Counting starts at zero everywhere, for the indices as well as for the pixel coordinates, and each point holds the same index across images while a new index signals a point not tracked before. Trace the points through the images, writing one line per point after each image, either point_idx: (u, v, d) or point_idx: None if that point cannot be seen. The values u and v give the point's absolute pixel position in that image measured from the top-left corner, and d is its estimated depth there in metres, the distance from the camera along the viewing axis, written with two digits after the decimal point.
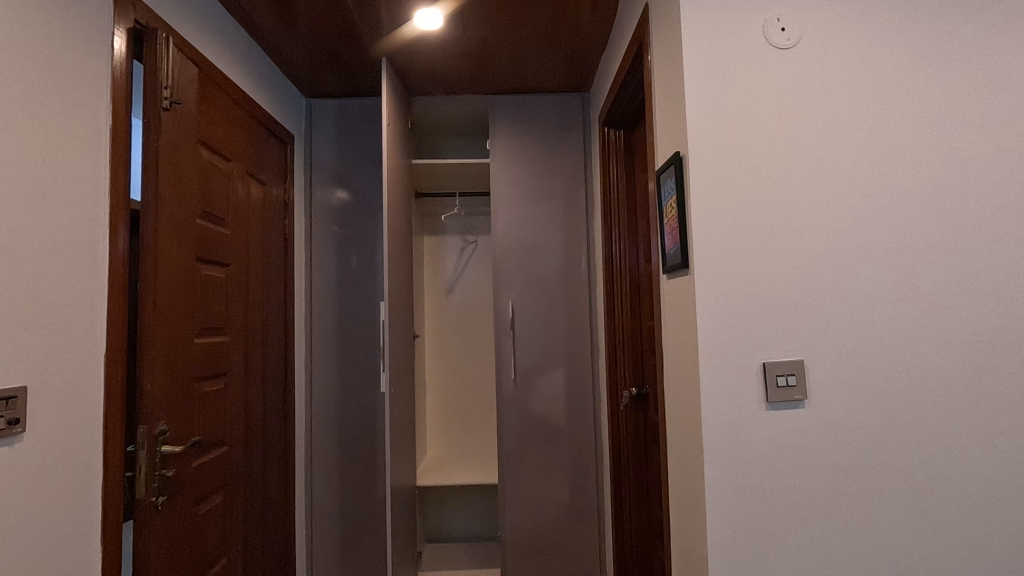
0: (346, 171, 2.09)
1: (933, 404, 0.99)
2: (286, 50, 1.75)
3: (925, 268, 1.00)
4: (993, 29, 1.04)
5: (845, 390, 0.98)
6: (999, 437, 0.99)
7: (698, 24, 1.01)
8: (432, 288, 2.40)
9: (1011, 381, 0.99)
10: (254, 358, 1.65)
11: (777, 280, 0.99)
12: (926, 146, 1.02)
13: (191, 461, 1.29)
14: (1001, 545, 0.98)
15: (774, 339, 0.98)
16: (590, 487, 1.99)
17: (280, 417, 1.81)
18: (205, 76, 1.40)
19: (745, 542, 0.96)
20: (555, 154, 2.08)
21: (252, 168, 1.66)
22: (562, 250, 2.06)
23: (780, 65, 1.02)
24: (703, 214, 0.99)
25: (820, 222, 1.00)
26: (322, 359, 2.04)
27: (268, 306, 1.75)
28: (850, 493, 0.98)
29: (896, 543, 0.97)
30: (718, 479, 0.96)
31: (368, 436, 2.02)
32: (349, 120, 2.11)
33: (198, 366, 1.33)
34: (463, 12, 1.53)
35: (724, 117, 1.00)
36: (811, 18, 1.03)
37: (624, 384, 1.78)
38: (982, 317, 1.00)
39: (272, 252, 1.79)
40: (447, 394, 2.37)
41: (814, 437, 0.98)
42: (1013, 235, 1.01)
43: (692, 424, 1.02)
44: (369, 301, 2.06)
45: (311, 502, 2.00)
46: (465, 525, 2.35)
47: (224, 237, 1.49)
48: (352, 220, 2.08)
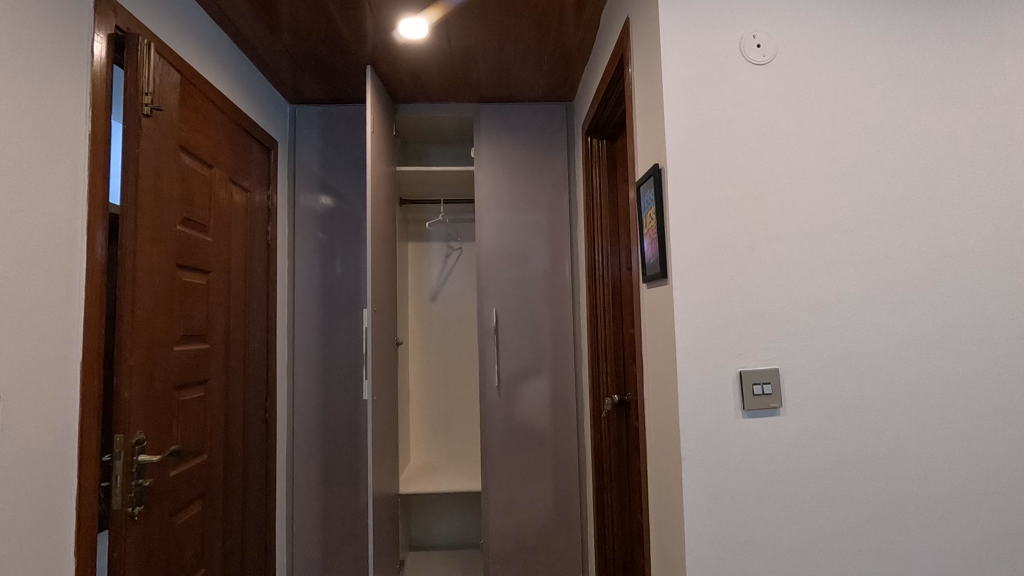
0: (331, 177, 2.09)
1: (904, 412, 1.02)
2: (271, 57, 1.74)
3: (896, 278, 1.03)
4: (959, 50, 1.07)
5: (820, 397, 1.01)
6: (965, 444, 1.02)
7: (676, 39, 1.04)
8: (416, 294, 2.40)
9: (977, 390, 1.02)
10: (235, 367, 1.63)
11: (754, 291, 1.01)
12: (896, 161, 1.05)
13: (168, 470, 1.27)
14: (967, 548, 1.01)
15: (750, 348, 1.00)
16: (573, 494, 2.00)
17: (261, 425, 1.80)
18: (187, 82, 1.40)
19: (721, 548, 0.98)
20: (539, 163, 2.10)
21: (235, 174, 1.65)
22: (546, 258, 2.07)
23: (756, 81, 1.04)
24: (681, 225, 1.01)
25: (794, 233, 1.02)
26: (305, 366, 2.03)
27: (250, 314, 1.74)
28: (824, 499, 1.00)
29: (868, 548, 1.00)
30: (696, 486, 0.98)
31: (351, 444, 2.01)
32: (334, 127, 2.11)
33: (178, 374, 1.32)
34: (447, 21, 1.55)
35: (701, 131, 1.02)
36: (786, 36, 1.06)
37: (607, 392, 1.80)
38: (949, 327, 1.03)
39: (255, 259, 1.78)
40: (430, 401, 2.37)
41: (788, 445, 1.00)
42: (979, 247, 1.04)
43: (670, 432, 1.04)
44: (352, 308, 2.05)
45: (292, 512, 1.98)
46: (448, 533, 2.34)
47: (205, 245, 1.48)
48: (336, 227, 2.08)
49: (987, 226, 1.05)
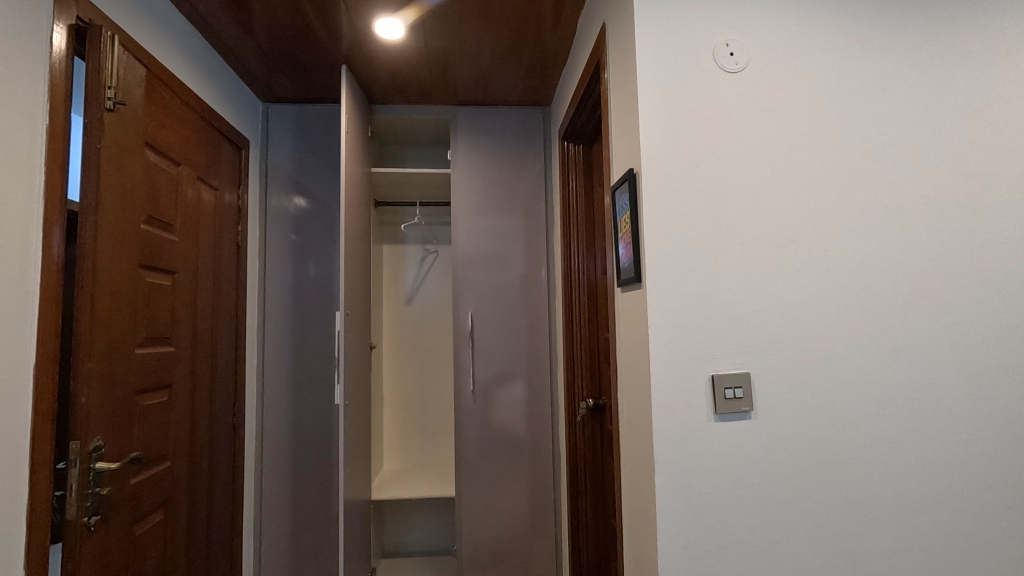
0: (304, 178, 2.05)
1: (870, 415, 1.04)
2: (243, 54, 1.71)
3: (863, 283, 1.05)
4: (925, 63, 1.10)
5: (789, 401, 1.02)
6: (929, 446, 1.04)
7: (652, 45, 1.04)
8: (391, 297, 2.37)
9: (940, 394, 1.05)
10: (202, 371, 1.59)
11: (725, 295, 1.02)
12: (863, 169, 1.07)
13: (128, 478, 1.23)
14: (931, 548, 1.03)
15: (722, 352, 1.01)
16: (548, 498, 1.99)
17: (229, 430, 1.75)
18: (153, 76, 1.36)
19: (693, 550, 0.98)
20: (516, 166, 2.10)
21: (204, 173, 1.61)
22: (522, 261, 2.07)
23: (729, 89, 1.06)
24: (654, 230, 1.01)
25: (766, 239, 1.04)
26: (276, 369, 1.98)
27: (218, 316, 1.69)
28: (793, 501, 1.01)
29: (835, 549, 1.01)
30: (668, 489, 0.98)
31: (322, 450, 1.97)
32: (308, 126, 2.07)
33: (140, 377, 1.28)
34: (424, 23, 1.54)
35: (675, 137, 1.03)
36: (758, 45, 1.07)
37: (582, 396, 1.80)
38: (913, 332, 1.06)
39: (224, 260, 1.74)
40: (404, 405, 2.33)
41: (759, 448, 1.01)
42: (943, 254, 1.07)
43: (644, 436, 1.04)
44: (325, 311, 2.01)
45: (260, 519, 1.93)
46: (421, 539, 2.31)
47: (171, 244, 1.43)
48: (309, 229, 2.04)
49: (950, 234, 1.08)
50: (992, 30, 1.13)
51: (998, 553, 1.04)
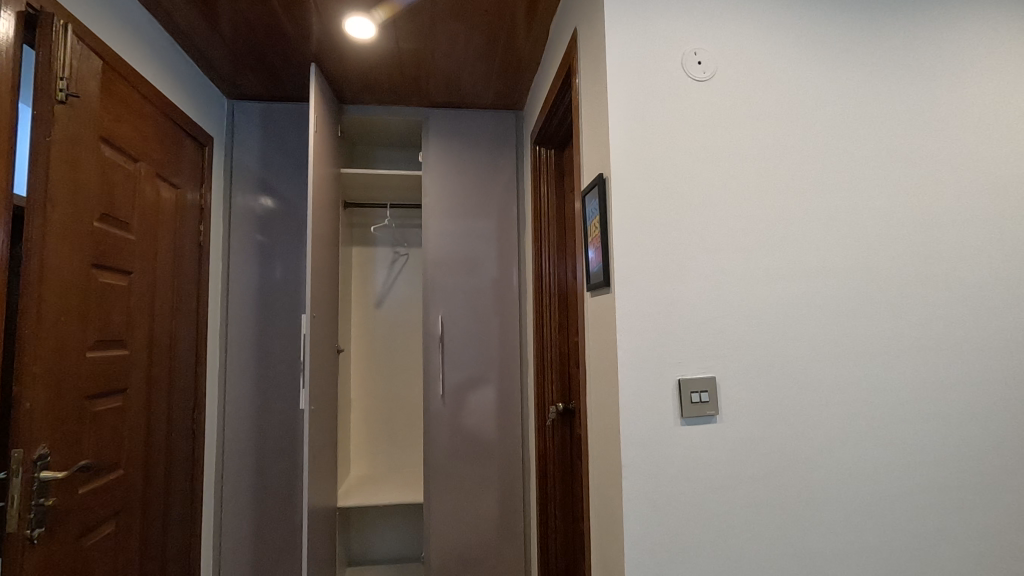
0: (271, 177, 2.00)
1: (831, 419, 1.06)
2: (208, 49, 1.66)
3: (825, 289, 1.08)
4: (883, 77, 1.14)
5: (753, 405, 1.04)
6: (886, 449, 1.07)
7: (621, 52, 1.05)
8: (360, 300, 2.33)
9: (897, 398, 1.08)
10: (159, 375, 1.53)
11: (692, 300, 1.03)
12: (825, 178, 1.10)
13: (77, 488, 1.17)
14: (889, 549, 1.05)
15: (689, 357, 1.02)
16: (517, 504, 1.98)
17: (189, 437, 1.69)
18: (109, 69, 1.30)
19: (659, 554, 0.99)
20: (488, 170, 2.09)
21: (163, 170, 1.55)
22: (494, 265, 2.06)
23: (696, 97, 1.07)
24: (623, 235, 1.02)
25: (732, 245, 1.06)
26: (239, 373, 1.93)
27: (178, 318, 1.63)
28: (757, 504, 1.02)
29: (797, 551, 1.03)
30: (635, 494, 0.98)
31: (287, 456, 1.92)
32: (275, 124, 2.03)
33: (91, 382, 1.22)
34: (395, 23, 1.52)
35: (645, 144, 1.04)
36: (724, 55, 1.09)
37: (551, 400, 1.80)
38: (872, 338, 1.08)
39: (185, 261, 1.68)
40: (373, 410, 2.29)
41: (724, 451, 1.02)
42: (900, 261, 1.11)
43: (612, 440, 1.04)
44: (291, 314, 1.97)
45: (220, 528, 1.87)
46: (389, 546, 2.27)
47: (127, 244, 1.38)
48: (276, 229, 1.99)
49: (907, 241, 1.11)
50: (947, 45, 1.17)
51: (952, 551, 1.07)
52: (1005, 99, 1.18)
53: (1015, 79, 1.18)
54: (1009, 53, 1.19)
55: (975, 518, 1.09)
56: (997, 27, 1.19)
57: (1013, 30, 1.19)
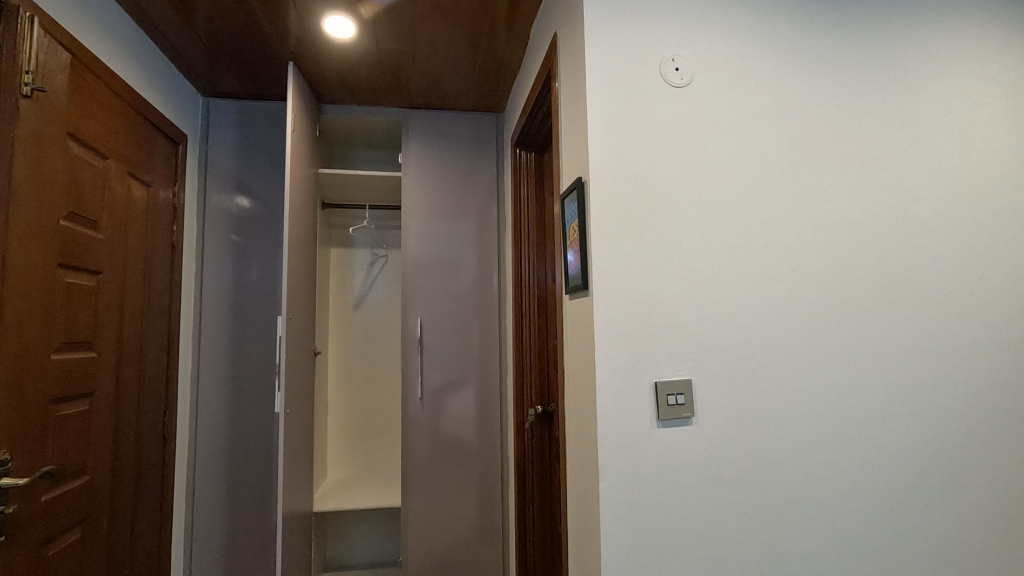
0: (247, 177, 1.97)
1: (803, 421, 1.08)
2: (182, 46, 1.63)
3: (798, 293, 1.10)
4: (855, 86, 1.16)
5: (728, 407, 1.05)
6: (857, 450, 1.09)
7: (600, 57, 1.06)
8: (338, 302, 2.30)
9: (866, 399, 1.11)
10: (129, 378, 1.49)
11: (668, 303, 1.04)
12: (798, 184, 1.12)
13: (40, 495, 1.14)
14: (859, 547, 1.08)
15: (665, 360, 1.03)
16: (496, 506, 1.98)
17: (159, 442, 1.65)
18: (79, 64, 1.27)
19: (636, 556, 0.99)
20: (469, 172, 2.09)
21: (134, 168, 1.52)
22: (474, 267, 2.06)
23: (673, 102, 1.09)
24: (601, 239, 1.03)
25: (707, 249, 1.07)
26: (212, 376, 1.89)
27: (149, 319, 1.59)
28: (731, 506, 1.04)
29: (771, 551, 1.04)
30: (613, 496, 0.99)
31: (262, 461, 1.88)
32: (252, 123, 2.00)
33: (56, 385, 1.19)
34: (375, 23, 1.51)
35: (623, 148, 1.05)
36: (701, 61, 1.11)
37: (530, 403, 1.79)
38: (843, 341, 1.11)
39: (157, 261, 1.64)
40: (350, 413, 2.27)
41: (700, 453, 1.03)
42: (871, 266, 1.13)
43: (589, 442, 1.05)
44: (267, 316, 1.94)
45: (191, 535, 1.82)
46: (366, 551, 2.25)
47: (95, 243, 1.34)
48: (252, 229, 1.96)
49: (877, 246, 1.14)
50: (915, 55, 1.20)
51: (920, 549, 1.10)
52: (971, 109, 1.21)
53: (980, 90, 1.22)
54: (975, 64, 1.22)
55: (942, 516, 1.11)
56: (963, 39, 1.22)
57: (978, 42, 1.23)
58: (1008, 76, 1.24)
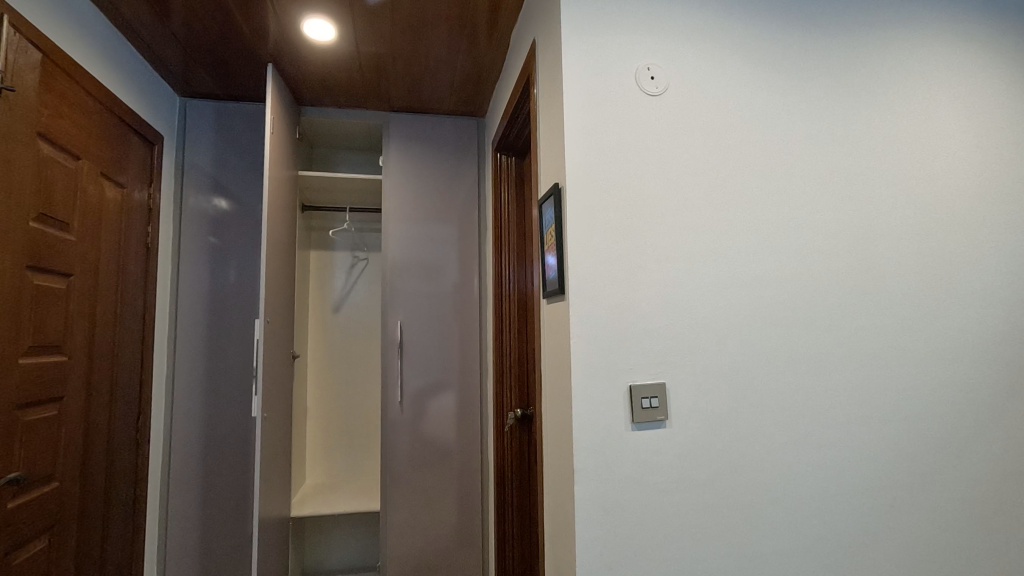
0: (225, 178, 1.95)
1: (774, 424, 1.10)
2: (159, 46, 1.61)
3: (770, 298, 1.12)
4: (825, 97, 1.20)
5: (701, 411, 1.07)
6: (825, 452, 1.12)
7: (577, 66, 1.08)
8: (317, 305, 2.29)
9: (836, 403, 1.13)
10: (100, 382, 1.46)
11: (643, 308, 1.06)
12: (770, 192, 1.15)
13: (5, 501, 1.11)
14: (828, 547, 1.10)
15: (640, 365, 1.05)
16: (476, 510, 1.98)
17: (132, 447, 1.62)
18: (50, 62, 1.25)
19: (610, 559, 1.01)
20: (449, 176, 2.09)
21: (108, 168, 1.49)
22: (455, 271, 2.06)
23: (649, 111, 1.11)
24: (577, 245, 1.04)
25: (682, 257, 1.09)
26: (188, 379, 1.86)
27: (122, 322, 1.57)
28: (703, 507, 1.05)
29: (743, 551, 1.06)
30: (587, 499, 1.00)
31: (238, 466, 1.87)
32: (230, 124, 1.98)
33: (23, 389, 1.16)
34: (354, 26, 1.51)
35: (599, 155, 1.07)
36: (676, 70, 1.13)
37: (510, 406, 1.80)
38: (813, 345, 1.14)
39: (131, 262, 1.62)
40: (328, 417, 2.25)
41: (673, 455, 1.05)
42: (839, 272, 1.16)
43: (566, 445, 1.06)
44: (244, 320, 1.92)
45: (164, 542, 1.79)
46: (344, 556, 2.23)
47: (66, 244, 1.32)
48: (230, 231, 1.94)
49: (845, 253, 1.17)
50: (882, 67, 1.23)
51: (885, 548, 1.13)
52: (936, 120, 1.25)
53: (946, 102, 1.26)
54: (939, 77, 1.27)
55: (907, 515, 1.15)
56: (928, 52, 1.27)
57: (942, 55, 1.27)
58: (972, 88, 1.28)
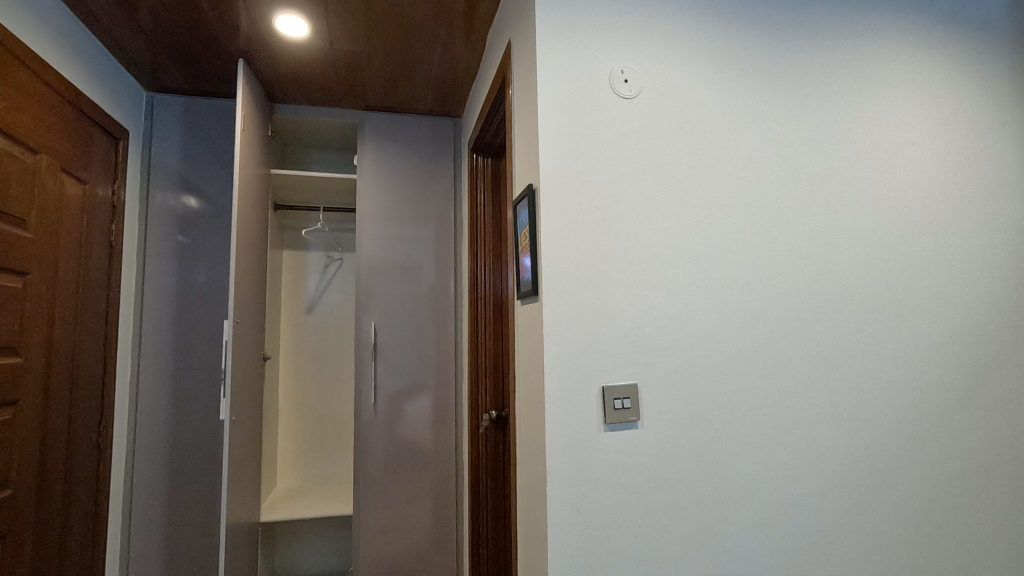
0: (194, 175, 1.91)
1: (744, 424, 1.12)
2: (125, 40, 1.57)
3: (740, 300, 1.14)
4: (794, 104, 1.22)
5: (672, 412, 1.08)
6: (794, 452, 1.14)
7: (550, 67, 1.08)
8: (290, 305, 2.25)
9: (803, 403, 1.15)
10: (59, 385, 1.41)
11: (616, 310, 1.07)
12: (741, 196, 1.16)
13: None
14: (796, 545, 1.12)
15: (613, 366, 1.05)
16: (451, 513, 1.96)
17: (93, 452, 1.57)
18: (6, 52, 1.20)
19: (583, 561, 1.00)
20: (426, 176, 2.08)
21: (69, 163, 1.44)
22: (431, 272, 2.05)
23: (623, 113, 1.11)
24: (550, 246, 1.04)
25: (654, 258, 1.10)
26: (153, 381, 1.81)
27: (83, 322, 1.52)
28: (675, 507, 1.06)
29: (713, 551, 1.07)
30: (560, 500, 1.00)
31: (206, 471, 1.82)
32: (200, 120, 1.93)
33: None
34: (327, 23, 1.49)
35: (573, 157, 1.07)
36: (650, 74, 1.14)
37: (485, 408, 1.79)
38: (782, 346, 1.15)
39: (93, 261, 1.57)
40: (301, 419, 2.21)
41: (645, 456, 1.05)
42: (806, 275, 1.18)
43: (538, 446, 1.06)
44: (214, 321, 1.88)
45: (127, 550, 1.73)
46: (316, 561, 2.19)
47: (21, 241, 1.27)
48: (199, 230, 1.89)
49: (813, 256, 1.19)
50: (849, 75, 1.26)
51: (851, 547, 1.15)
52: (900, 127, 1.29)
53: (910, 110, 1.30)
54: (904, 85, 1.30)
55: (871, 513, 1.17)
56: (893, 61, 1.30)
57: (906, 65, 1.31)
58: (933, 97, 1.32)
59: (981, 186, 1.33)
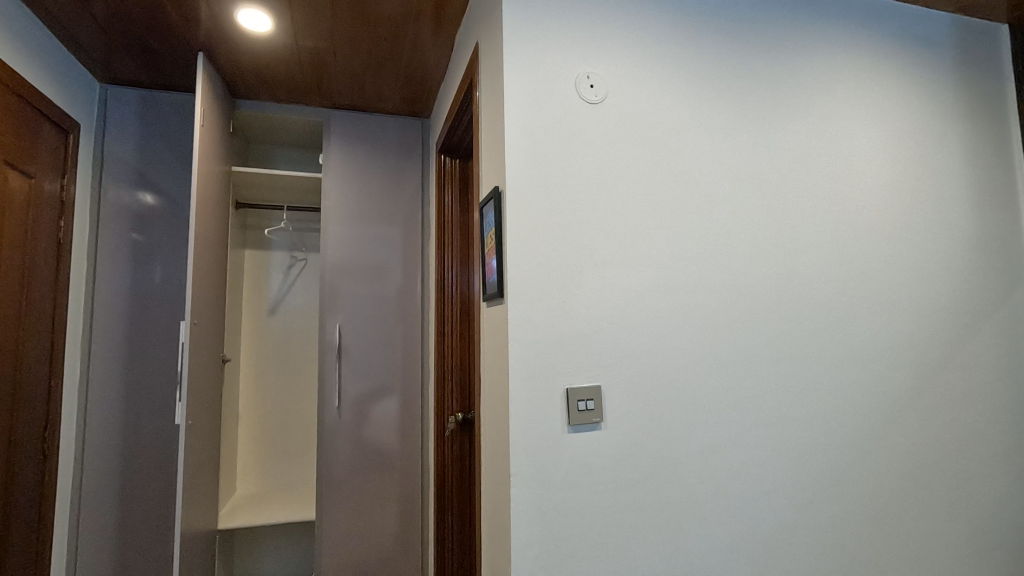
0: (151, 171, 1.84)
1: (704, 425, 1.14)
2: (77, 29, 1.51)
3: (701, 302, 1.17)
4: (753, 113, 1.26)
5: (635, 413, 1.09)
6: (752, 451, 1.17)
7: (517, 70, 1.08)
8: (252, 306, 2.19)
9: (760, 404, 1.19)
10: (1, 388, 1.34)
11: (580, 312, 1.08)
12: (702, 201, 1.19)
13: None
14: (754, 541, 1.15)
15: (577, 367, 1.06)
16: (416, 516, 1.94)
17: (38, 459, 1.49)
18: None
19: (546, 562, 1.01)
20: (393, 176, 2.06)
21: (13, 156, 1.38)
22: (398, 273, 2.02)
23: (587, 118, 1.13)
24: (516, 249, 1.05)
25: (618, 261, 1.11)
26: (105, 384, 1.74)
27: (26, 323, 1.44)
28: (637, 506, 1.08)
29: (674, 550, 1.09)
30: (524, 502, 1.00)
31: (161, 477, 1.76)
32: (157, 114, 1.87)
33: None
34: (292, 19, 1.46)
35: (539, 160, 1.08)
36: (615, 79, 1.16)
37: (451, 410, 1.78)
38: (740, 348, 1.19)
39: (39, 258, 1.50)
40: (262, 422, 2.16)
41: (608, 456, 1.07)
42: (764, 279, 1.22)
43: (503, 449, 1.06)
44: (170, 322, 1.82)
45: (74, 562, 1.66)
46: (277, 569, 2.14)
47: None
48: (156, 228, 1.83)
49: (770, 261, 1.23)
50: (805, 86, 1.31)
51: (805, 542, 1.19)
52: (853, 137, 1.34)
53: (861, 121, 1.35)
54: (856, 97, 1.36)
55: (824, 509, 1.21)
56: (846, 74, 1.35)
57: (858, 77, 1.37)
58: (883, 108, 1.38)
59: (927, 194, 1.39)
